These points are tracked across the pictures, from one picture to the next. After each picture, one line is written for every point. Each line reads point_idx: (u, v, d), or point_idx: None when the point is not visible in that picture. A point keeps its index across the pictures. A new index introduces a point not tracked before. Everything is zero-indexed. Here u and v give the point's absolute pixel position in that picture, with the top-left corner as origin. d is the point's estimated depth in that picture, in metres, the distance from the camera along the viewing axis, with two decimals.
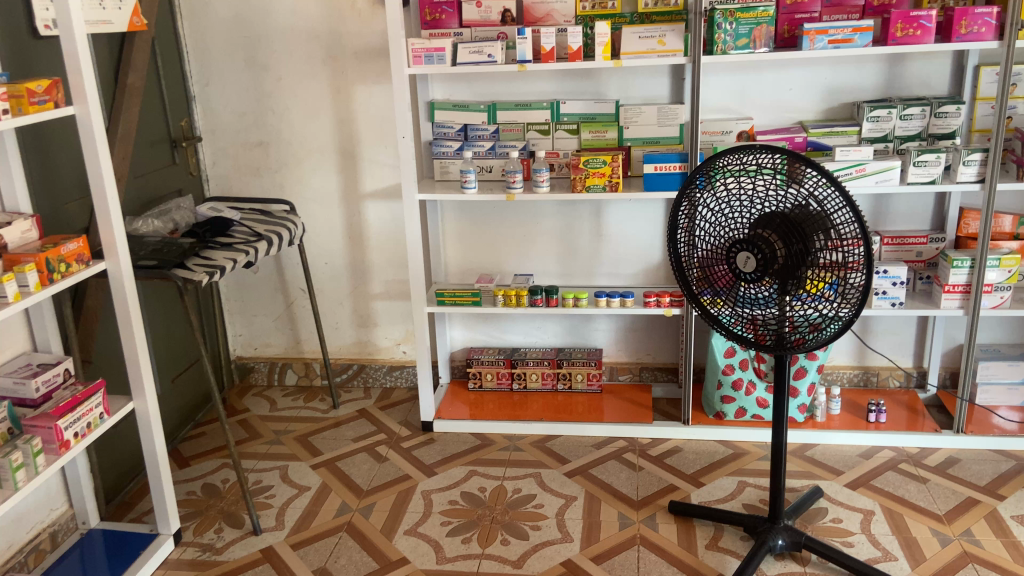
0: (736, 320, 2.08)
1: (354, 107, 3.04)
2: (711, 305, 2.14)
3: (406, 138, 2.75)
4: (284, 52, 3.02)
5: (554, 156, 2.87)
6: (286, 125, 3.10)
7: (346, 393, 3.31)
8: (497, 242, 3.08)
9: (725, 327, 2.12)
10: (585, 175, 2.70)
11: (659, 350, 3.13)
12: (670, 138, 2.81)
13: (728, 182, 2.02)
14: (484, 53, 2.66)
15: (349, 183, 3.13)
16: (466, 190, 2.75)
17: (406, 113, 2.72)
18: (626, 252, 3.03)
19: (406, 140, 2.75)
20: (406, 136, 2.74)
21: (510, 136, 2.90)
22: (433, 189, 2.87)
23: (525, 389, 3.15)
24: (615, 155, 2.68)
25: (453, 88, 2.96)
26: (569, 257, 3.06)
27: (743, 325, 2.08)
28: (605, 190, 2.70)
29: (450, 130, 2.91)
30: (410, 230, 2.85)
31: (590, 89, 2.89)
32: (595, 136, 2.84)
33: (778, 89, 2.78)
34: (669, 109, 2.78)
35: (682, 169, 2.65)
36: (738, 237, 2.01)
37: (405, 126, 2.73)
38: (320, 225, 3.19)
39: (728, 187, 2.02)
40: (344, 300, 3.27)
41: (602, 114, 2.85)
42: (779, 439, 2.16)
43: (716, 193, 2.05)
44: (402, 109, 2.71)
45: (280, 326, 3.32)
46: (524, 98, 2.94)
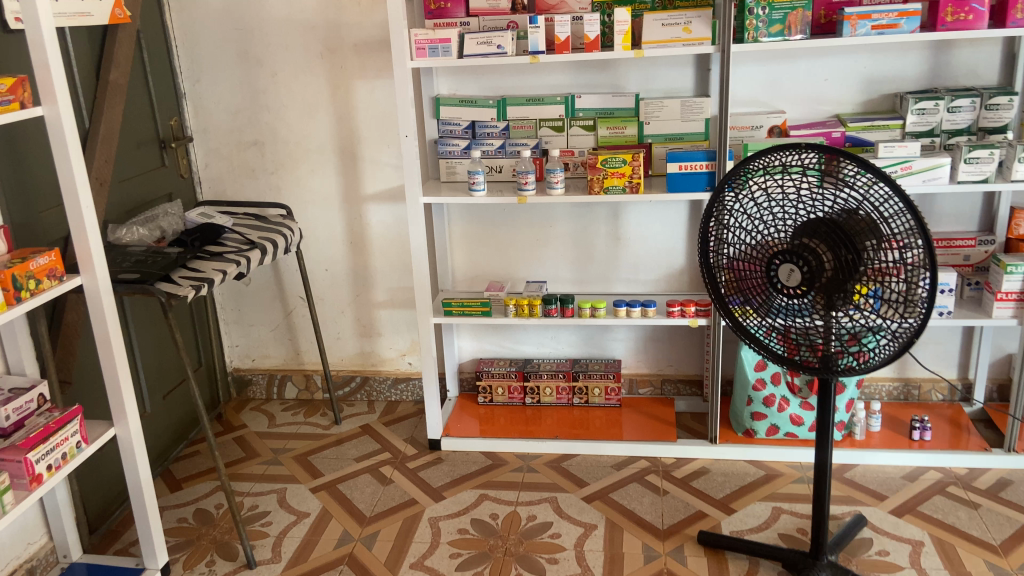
0: (773, 335, 1.88)
1: (355, 103, 2.85)
2: (743, 318, 1.94)
3: (409, 137, 2.55)
4: (279, 45, 2.82)
5: (569, 155, 2.67)
6: (282, 123, 2.91)
7: (349, 407, 3.12)
8: (508, 247, 2.88)
9: (759, 342, 1.92)
10: (603, 175, 2.50)
11: (682, 361, 2.93)
12: (695, 134, 2.60)
13: (768, 183, 1.82)
14: (493, 44, 2.45)
15: (351, 185, 2.94)
16: (475, 193, 2.56)
17: (409, 110, 2.52)
18: (646, 257, 2.82)
19: (409, 139, 2.55)
20: (409, 135, 2.55)
21: (521, 133, 2.69)
22: (440, 192, 2.67)
23: (539, 403, 2.96)
24: (636, 154, 2.48)
25: (459, 82, 2.76)
26: (585, 263, 2.86)
27: (781, 341, 1.88)
28: (625, 192, 2.50)
29: (457, 128, 2.71)
30: (415, 236, 2.66)
31: (607, 82, 2.69)
32: (613, 133, 2.64)
33: (812, 80, 2.57)
34: (694, 102, 2.58)
35: (709, 168, 2.44)
36: (777, 244, 1.81)
37: (409, 124, 2.54)
38: (320, 231, 3.00)
39: (767, 189, 1.82)
40: (346, 309, 3.08)
41: (620, 108, 2.64)
42: (823, 459, 1.95)
43: (753, 194, 1.85)
44: (405, 105, 2.51)
45: (279, 336, 3.14)
46: (537, 92, 2.73)
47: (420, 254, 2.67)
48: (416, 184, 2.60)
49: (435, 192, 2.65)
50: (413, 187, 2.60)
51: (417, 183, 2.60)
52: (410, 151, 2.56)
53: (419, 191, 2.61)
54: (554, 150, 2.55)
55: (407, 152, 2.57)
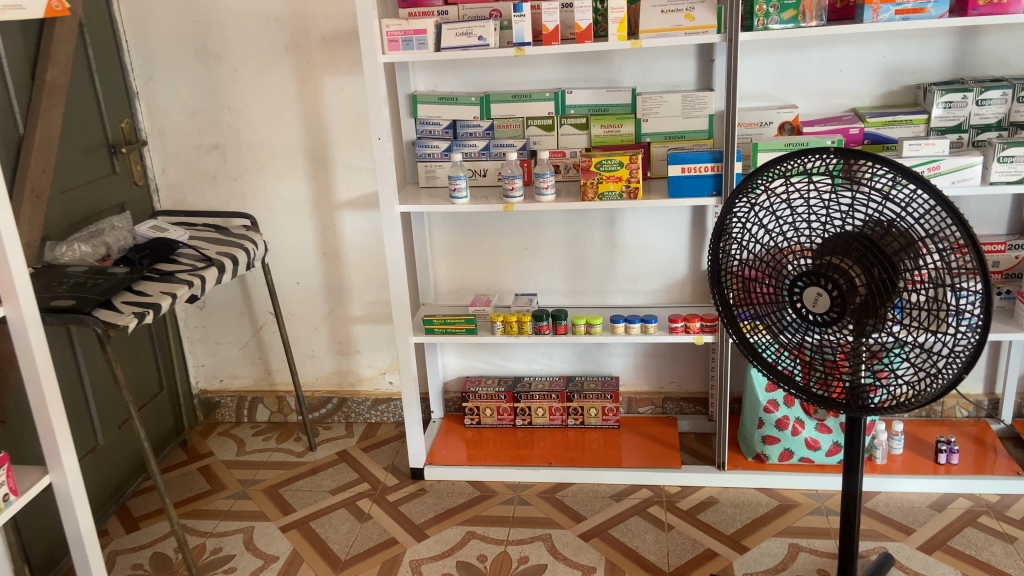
0: (795, 364, 1.66)
1: (324, 102, 2.60)
2: (761, 344, 1.72)
3: (382, 139, 2.31)
4: (239, 39, 2.57)
5: (560, 156, 2.44)
6: (246, 124, 2.66)
7: (325, 431, 2.89)
8: (495, 256, 2.64)
9: (780, 371, 1.69)
10: (599, 179, 2.26)
11: (685, 378, 2.70)
12: (698, 132, 2.37)
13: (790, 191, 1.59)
14: (474, 35, 2.21)
15: (322, 190, 2.69)
16: (456, 200, 2.33)
17: (382, 109, 2.28)
18: (645, 265, 2.60)
19: (382, 141, 2.31)
20: (382, 137, 2.31)
21: (506, 133, 2.46)
22: (418, 199, 2.43)
23: (531, 425, 2.72)
24: (634, 155, 2.24)
25: (439, 77, 2.52)
26: (579, 273, 2.63)
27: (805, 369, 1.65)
28: (623, 198, 2.26)
29: (437, 128, 2.47)
30: (391, 248, 2.42)
31: (601, 76, 2.45)
32: (608, 131, 2.41)
33: (825, 71, 2.34)
34: (696, 97, 2.34)
35: (714, 171, 2.20)
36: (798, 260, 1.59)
37: (382, 126, 2.30)
38: (290, 241, 2.76)
39: (789, 198, 1.59)
40: (320, 325, 2.84)
41: (615, 104, 2.40)
42: (853, 490, 1.73)
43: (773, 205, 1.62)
44: (376, 103, 2.27)
45: (248, 355, 2.90)
46: (524, 87, 2.49)
47: (397, 268, 2.43)
48: (392, 191, 2.36)
49: (412, 199, 2.41)
50: (388, 195, 2.36)
51: (393, 190, 2.36)
52: (385, 154, 2.32)
53: (395, 199, 2.37)
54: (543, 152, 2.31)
55: (381, 156, 2.33)
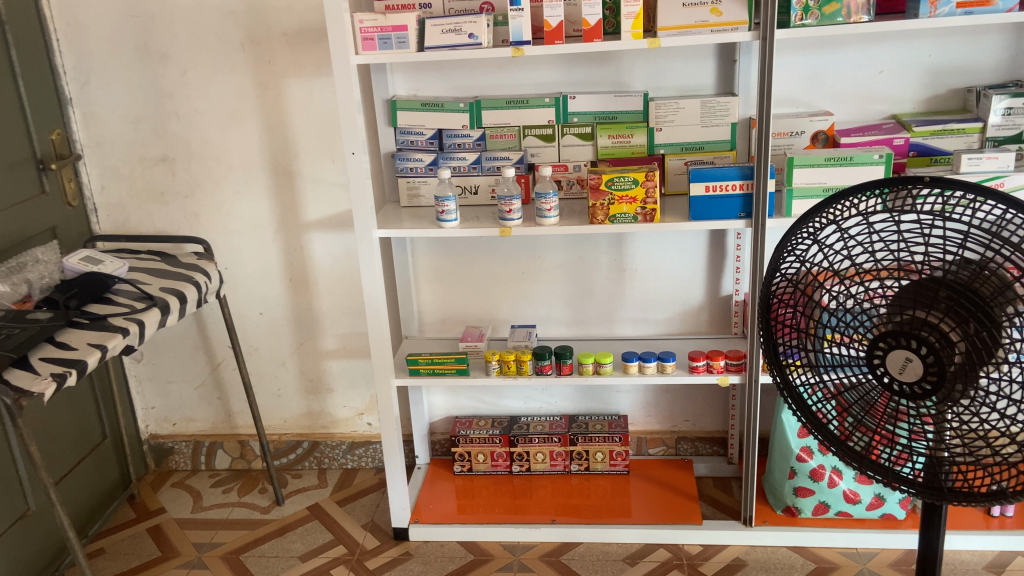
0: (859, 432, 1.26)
1: (288, 108, 2.26)
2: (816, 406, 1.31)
3: (356, 154, 1.98)
4: (189, 35, 2.22)
5: (562, 170, 2.15)
6: (198, 135, 2.31)
7: (295, 479, 2.55)
8: (487, 283, 2.33)
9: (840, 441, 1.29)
10: (611, 199, 1.95)
11: (701, 417, 2.41)
12: (719, 142, 2.08)
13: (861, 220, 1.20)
14: (464, 31, 1.89)
15: (287, 209, 2.35)
16: (445, 223, 2.03)
17: (355, 118, 1.95)
18: (656, 292, 2.30)
19: (356, 156, 1.98)
20: (356, 152, 1.98)
21: (500, 144, 2.15)
22: (399, 222, 2.11)
23: (529, 472, 2.41)
24: (651, 172, 1.92)
25: (421, 81, 2.20)
26: (582, 300, 2.33)
27: (871, 439, 1.24)
28: (637, 221, 1.96)
29: (421, 139, 2.16)
30: (367, 278, 2.09)
31: (607, 78, 2.15)
32: (616, 143, 2.11)
33: (864, 73, 2.05)
34: (716, 103, 2.06)
35: (743, 189, 1.90)
36: (883, 297, 1.17)
37: (355, 138, 1.97)
38: (251, 266, 2.42)
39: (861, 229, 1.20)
40: (287, 360, 2.51)
41: (624, 112, 2.11)
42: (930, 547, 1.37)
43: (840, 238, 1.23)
44: (346, 112, 1.94)
45: (205, 395, 2.56)
46: (519, 91, 2.18)
47: (376, 301, 2.10)
48: (368, 214, 2.03)
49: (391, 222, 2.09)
50: (363, 217, 2.03)
51: (369, 213, 2.03)
52: (359, 171, 1.99)
53: (371, 223, 2.04)
54: (545, 167, 2.00)
55: (354, 173, 2.00)
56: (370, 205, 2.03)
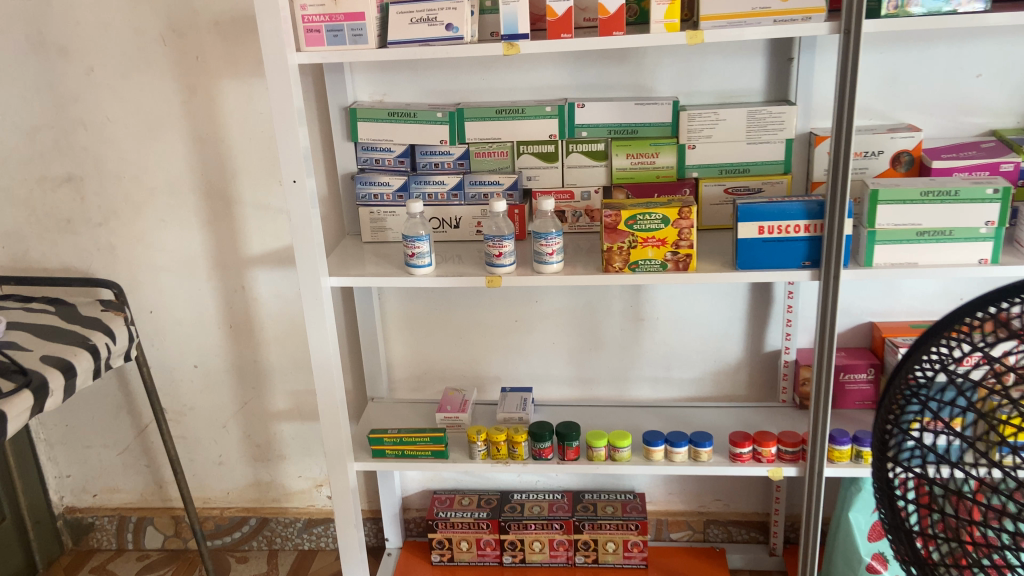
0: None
1: (223, 116, 1.80)
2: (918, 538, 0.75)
3: (299, 182, 1.52)
4: (93, 24, 1.75)
5: (566, 197, 1.71)
6: (110, 149, 1.84)
7: (239, 564, 2.10)
8: (473, 332, 1.91)
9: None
10: (633, 240, 1.48)
11: (735, 495, 1.97)
12: (769, 164, 1.64)
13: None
14: (439, 22, 1.42)
15: (224, 240, 1.90)
16: (416, 267, 1.56)
17: (297, 134, 1.48)
18: (682, 345, 1.87)
19: (298, 184, 1.52)
20: (299, 179, 1.52)
21: (488, 163, 1.71)
22: (358, 266, 1.65)
23: (523, 563, 1.96)
24: (685, 208, 1.46)
25: (390, 84, 1.74)
26: (590, 353, 1.90)
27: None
28: (666, 270, 1.50)
29: (389, 157, 1.72)
30: (315, 338, 1.64)
31: (626, 82, 1.69)
32: (636, 164, 1.66)
33: (954, 79, 1.60)
34: (768, 114, 1.61)
35: (809, 232, 1.44)
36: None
37: (297, 162, 1.50)
38: (182, 309, 1.96)
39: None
40: (228, 422, 2.05)
41: (645, 123, 1.65)
42: None
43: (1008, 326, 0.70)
44: (283, 126, 1.47)
45: (131, 461, 2.11)
46: (512, 97, 1.72)
47: (328, 367, 1.65)
48: (315, 258, 1.57)
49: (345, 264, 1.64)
50: (309, 263, 1.57)
51: (317, 258, 1.57)
52: (302, 204, 1.53)
53: (320, 270, 1.58)
54: (546, 199, 1.52)
55: (296, 206, 1.54)
56: (319, 247, 1.57)
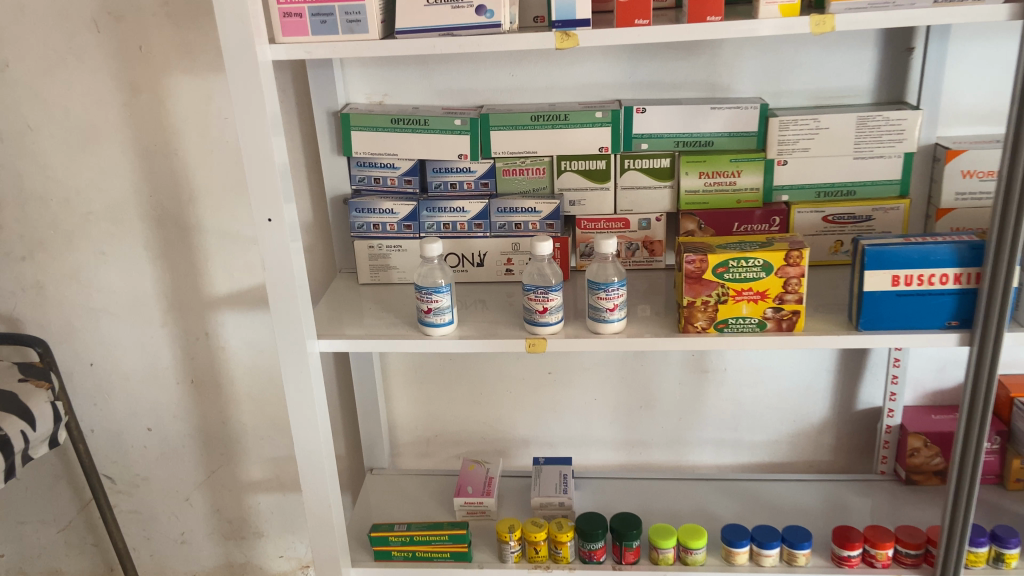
0: None
1: (176, 124, 1.42)
2: None
3: (276, 221, 1.12)
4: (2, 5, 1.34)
5: (619, 226, 1.35)
6: (34, 166, 1.45)
7: None
8: (496, 389, 1.56)
9: None
10: (723, 293, 1.12)
11: None
12: (881, 185, 1.29)
13: None
14: (466, 2, 1.04)
15: (182, 277, 1.53)
16: (433, 327, 1.19)
17: (273, 160, 1.09)
18: (752, 403, 1.53)
19: (275, 225, 1.12)
20: (276, 218, 1.11)
21: (519, 184, 1.34)
22: (353, 324, 1.27)
23: None
24: (795, 251, 1.09)
25: (390, 82, 1.36)
26: (639, 413, 1.55)
27: None
28: (763, 331, 1.14)
29: (392, 175, 1.35)
30: (298, 422, 1.24)
31: (696, 79, 1.32)
32: (711, 186, 1.30)
33: None
34: (884, 122, 1.25)
35: (959, 283, 1.09)
36: None
37: (271, 191, 1.10)
38: (131, 360, 1.60)
39: None
40: (192, 494, 1.71)
41: (724, 133, 1.29)
42: None
43: None
44: (250, 149, 1.08)
45: (77, 539, 1.74)
46: (549, 99, 1.36)
47: (317, 460, 1.26)
48: (300, 318, 1.17)
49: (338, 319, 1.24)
50: (288, 324, 1.17)
51: (301, 319, 1.17)
52: (281, 251, 1.13)
53: (306, 333, 1.19)
54: (603, 237, 1.14)
55: (270, 251, 1.13)
56: (303, 304, 1.17)
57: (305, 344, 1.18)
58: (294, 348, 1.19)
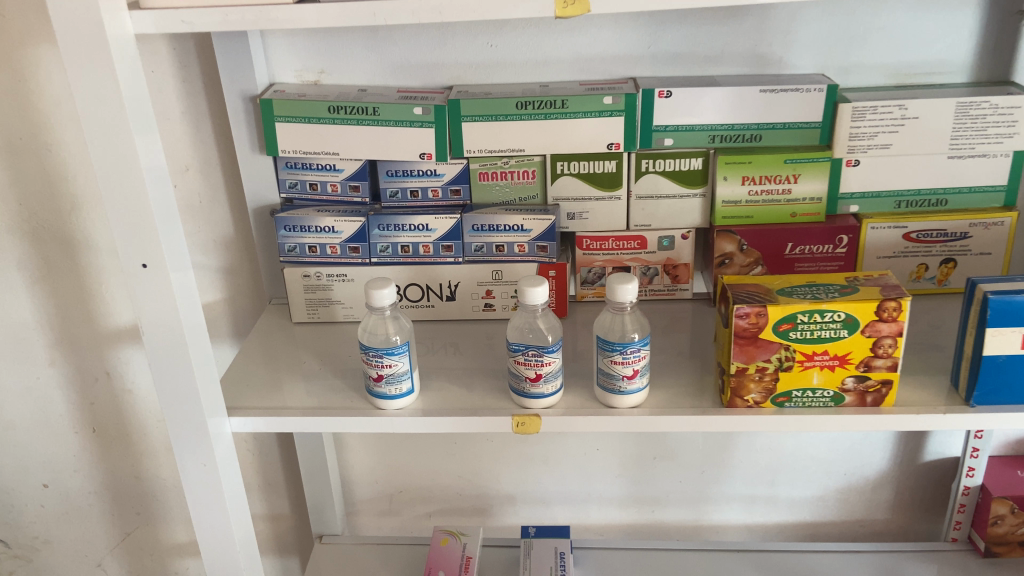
0: None
1: (47, 110, 1.06)
2: None
3: (154, 267, 0.78)
4: None
5: (633, 246, 1.03)
6: None
7: None
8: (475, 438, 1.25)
9: None
10: (786, 357, 0.81)
11: None
12: (977, 192, 0.98)
13: None
14: None
15: (71, 305, 1.18)
16: (385, 399, 0.87)
17: (145, 183, 0.74)
18: (792, 455, 1.23)
19: (153, 272, 0.78)
20: (154, 263, 0.77)
21: (500, 191, 1.02)
22: (278, 385, 0.93)
23: None
24: (891, 302, 0.78)
25: (329, 56, 1.02)
26: (653, 466, 1.25)
27: None
28: (840, 407, 0.83)
29: (333, 179, 1.02)
30: (205, 526, 0.91)
31: (737, 50, 0.99)
32: (757, 194, 0.98)
33: None
34: (992, 109, 0.93)
35: None
36: None
37: (142, 225, 0.76)
38: (14, 407, 1.25)
39: None
40: (104, 560, 1.40)
41: (776, 124, 0.96)
42: None
43: None
44: (105, 161, 0.73)
45: None
46: (540, 78, 1.02)
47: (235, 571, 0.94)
48: (196, 395, 0.84)
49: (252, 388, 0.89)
50: (180, 399, 0.84)
51: (199, 394, 0.84)
52: (165, 303, 0.79)
53: (206, 414, 0.85)
54: (626, 282, 0.82)
55: (147, 306, 0.79)
56: (200, 375, 0.84)
57: (207, 428, 0.86)
58: (194, 431, 0.86)
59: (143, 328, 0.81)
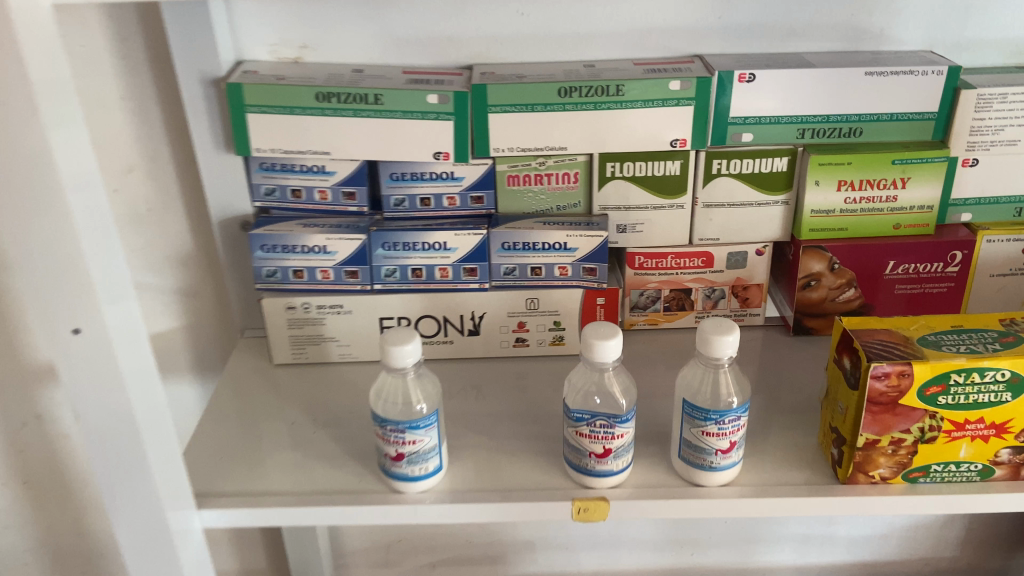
0: None
1: None
2: None
3: (91, 333, 0.54)
4: None
5: (696, 265, 0.84)
6: None
7: None
8: None
9: None
10: (930, 427, 0.63)
11: None
12: None
13: None
14: None
15: None
16: (404, 481, 0.67)
17: (72, 217, 0.51)
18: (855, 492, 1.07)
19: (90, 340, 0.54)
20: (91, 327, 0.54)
21: (534, 198, 0.81)
22: (259, 457, 0.72)
23: None
24: None
25: (313, 26, 0.79)
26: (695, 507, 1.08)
27: None
28: (988, 483, 0.66)
29: (322, 185, 0.80)
30: None
31: (828, 22, 0.80)
32: (855, 203, 0.79)
33: None
34: None
35: None
36: None
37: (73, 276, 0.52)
38: None
39: None
40: None
41: (881, 116, 0.77)
42: None
43: None
44: (10, 179, 0.49)
45: None
46: (583, 55, 0.81)
47: None
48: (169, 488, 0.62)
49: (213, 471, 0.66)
50: (132, 499, 0.62)
51: (158, 493, 0.62)
52: (107, 380, 0.56)
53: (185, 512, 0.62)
54: (727, 334, 0.62)
55: (79, 388, 0.56)
56: (158, 470, 0.61)
57: (171, 525, 0.63)
58: (153, 536, 0.64)
59: (75, 413, 0.57)
